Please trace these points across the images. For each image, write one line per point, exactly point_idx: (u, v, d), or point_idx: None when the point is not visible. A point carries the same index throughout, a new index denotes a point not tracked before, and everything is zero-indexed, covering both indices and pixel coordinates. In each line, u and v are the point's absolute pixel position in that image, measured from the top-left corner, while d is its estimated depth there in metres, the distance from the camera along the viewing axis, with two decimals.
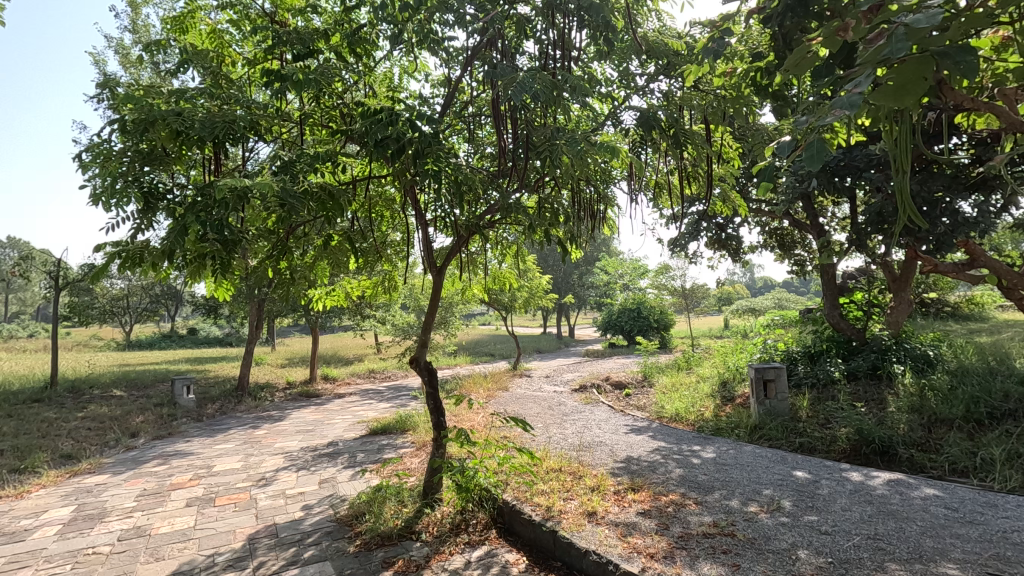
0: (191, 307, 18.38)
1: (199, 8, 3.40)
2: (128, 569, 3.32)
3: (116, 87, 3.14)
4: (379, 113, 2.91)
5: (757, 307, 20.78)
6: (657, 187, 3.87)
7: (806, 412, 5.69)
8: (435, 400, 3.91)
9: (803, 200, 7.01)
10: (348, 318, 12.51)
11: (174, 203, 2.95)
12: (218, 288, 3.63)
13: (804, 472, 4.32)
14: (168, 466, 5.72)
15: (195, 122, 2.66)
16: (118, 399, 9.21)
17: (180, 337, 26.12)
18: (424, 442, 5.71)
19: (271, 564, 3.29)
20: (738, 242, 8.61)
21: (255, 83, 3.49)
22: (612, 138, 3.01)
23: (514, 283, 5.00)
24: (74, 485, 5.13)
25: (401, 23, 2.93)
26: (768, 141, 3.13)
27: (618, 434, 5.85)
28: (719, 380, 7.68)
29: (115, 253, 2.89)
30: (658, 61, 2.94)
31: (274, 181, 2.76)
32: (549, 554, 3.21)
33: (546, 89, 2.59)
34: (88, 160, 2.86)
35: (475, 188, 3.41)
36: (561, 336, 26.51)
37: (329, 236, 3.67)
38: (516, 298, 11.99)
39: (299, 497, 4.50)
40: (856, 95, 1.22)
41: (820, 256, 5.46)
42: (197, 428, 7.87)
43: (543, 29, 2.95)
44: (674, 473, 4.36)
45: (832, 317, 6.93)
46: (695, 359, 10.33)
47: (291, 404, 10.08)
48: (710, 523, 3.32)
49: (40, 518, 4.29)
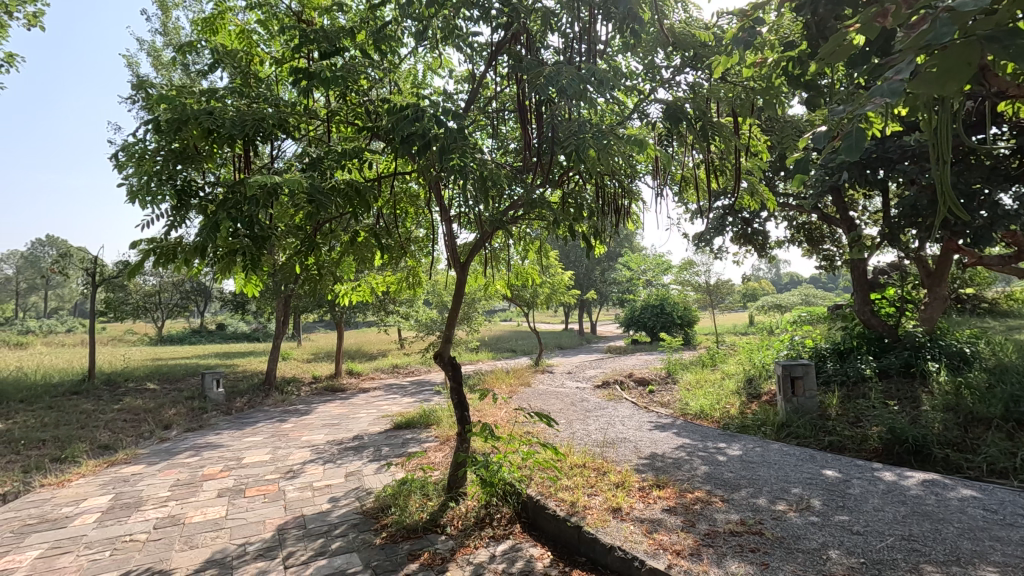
0: (219, 303, 18.76)
1: (228, 9, 3.47)
2: (164, 556, 3.43)
3: (150, 89, 3.23)
4: (406, 109, 2.94)
5: (784, 303, 20.43)
6: (683, 182, 3.82)
7: (836, 410, 5.57)
8: (459, 395, 3.93)
9: (833, 193, 6.84)
10: (371, 314, 12.67)
11: (206, 200, 3.02)
12: (247, 284, 3.70)
13: (834, 471, 4.23)
14: (200, 457, 5.87)
15: (226, 120, 2.72)
16: (151, 392, 9.49)
17: (210, 333, 26.83)
18: (448, 437, 5.75)
19: (300, 554, 3.35)
20: (764, 237, 8.47)
21: (282, 82, 3.54)
22: (638, 131, 2.99)
23: (536, 279, 4.99)
24: (111, 475, 5.31)
25: (426, 19, 2.94)
26: (798, 134, 3.05)
27: (642, 431, 5.81)
28: (744, 377, 7.58)
29: (149, 250, 2.97)
30: (685, 52, 2.91)
31: (303, 177, 2.81)
32: (574, 549, 3.21)
33: (575, 81, 2.57)
34: (124, 160, 2.96)
35: (500, 183, 3.40)
36: (583, 332, 26.39)
37: (355, 232, 3.71)
38: (538, 295, 11.97)
39: (326, 490, 4.58)
40: (897, 83, 1.19)
41: (851, 250, 5.32)
42: (227, 421, 8.07)
43: (568, 23, 2.93)
44: (699, 470, 4.32)
45: (862, 313, 6.83)
46: (719, 356, 10.21)
47: (317, 398, 10.27)
48: (738, 521, 3.28)
49: (80, 505, 4.45)
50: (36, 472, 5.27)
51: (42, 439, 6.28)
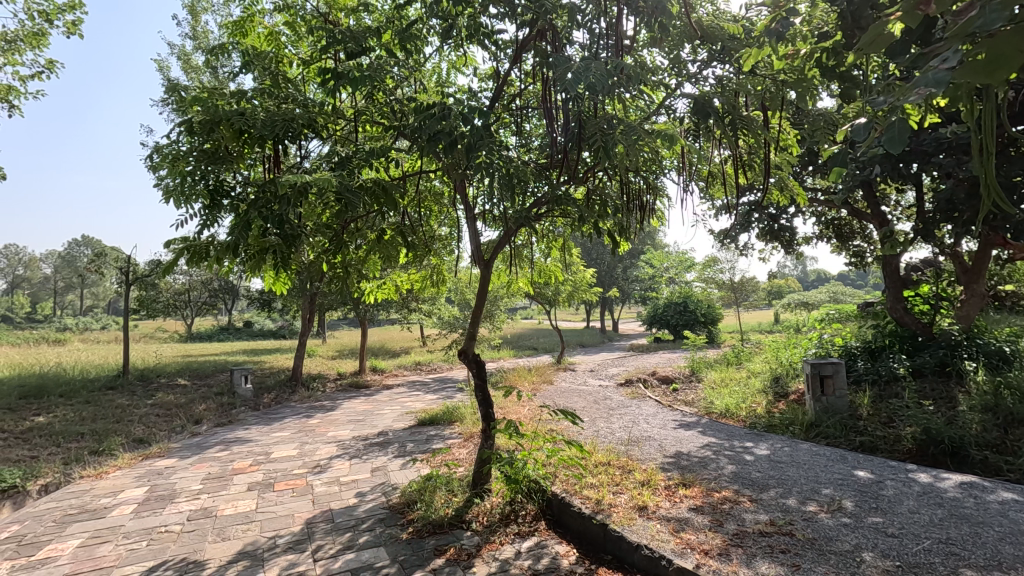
0: (246, 301, 19.13)
1: (257, 12, 3.52)
2: (198, 547, 3.52)
3: (183, 91, 3.30)
4: (432, 107, 2.98)
5: (811, 301, 20.11)
6: (710, 177, 3.77)
7: (867, 410, 5.43)
8: (483, 391, 3.94)
9: (864, 187, 6.67)
10: (395, 311, 12.81)
11: (237, 200, 3.09)
12: (276, 283, 3.77)
13: (866, 472, 4.15)
14: (230, 452, 6.00)
15: (257, 121, 2.79)
16: (182, 388, 9.74)
17: (238, 330, 27.41)
18: (472, 434, 5.79)
19: (329, 547, 3.41)
20: (792, 233, 8.31)
21: (310, 82, 3.60)
22: (665, 127, 2.96)
23: (560, 277, 4.99)
24: (146, 468, 5.47)
25: (452, 17, 2.96)
26: (830, 129, 3.00)
27: (666, 429, 5.75)
28: (771, 375, 7.45)
29: (182, 249, 3.04)
30: (713, 46, 2.87)
31: (333, 176, 2.86)
32: (599, 547, 3.20)
33: (603, 77, 2.55)
34: (159, 162, 3.04)
35: (526, 180, 3.40)
36: (605, 330, 26.22)
37: (381, 230, 3.74)
38: (560, 292, 11.94)
39: (352, 485, 4.65)
40: (943, 72, 1.16)
41: (884, 247, 5.17)
42: (255, 416, 8.25)
43: (595, 19, 2.91)
44: (726, 469, 4.26)
45: (895, 311, 6.66)
46: (745, 354, 10.04)
47: (341, 394, 10.41)
48: (767, 522, 3.23)
49: (117, 497, 4.59)
50: (76, 464, 5.45)
51: (81, 433, 6.49)
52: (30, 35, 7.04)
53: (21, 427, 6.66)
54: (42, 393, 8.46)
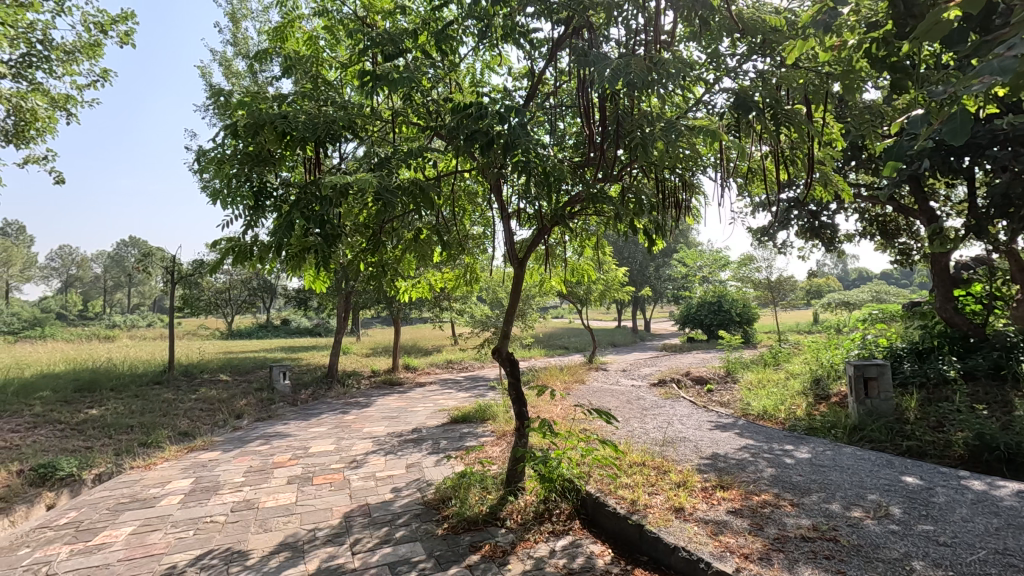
0: (283, 300, 19.63)
1: (296, 18, 3.63)
2: (242, 537, 3.64)
3: (226, 96, 3.40)
4: (468, 107, 3.00)
5: (852, 301, 19.49)
6: (750, 174, 3.68)
7: (914, 414, 5.23)
8: (516, 390, 3.95)
9: (912, 181, 6.41)
10: (428, 310, 12.96)
11: (280, 201, 3.18)
12: (316, 282, 3.87)
13: (914, 478, 4.00)
14: (270, 446, 6.18)
15: (299, 123, 2.86)
16: (224, 383, 10.08)
17: (275, 327, 28.14)
18: (504, 432, 5.81)
19: (366, 541, 3.47)
20: (833, 231, 8.06)
21: (348, 85, 3.67)
22: (704, 122, 2.91)
23: (593, 275, 4.97)
24: (191, 460, 5.68)
25: (488, 18, 2.99)
26: (877, 124, 2.90)
27: (702, 430, 5.67)
28: (811, 377, 7.23)
29: (228, 250, 3.15)
30: (753, 39, 2.81)
31: (372, 176, 2.92)
32: (635, 548, 3.18)
33: (642, 73, 2.52)
34: (206, 166, 3.17)
35: (562, 178, 3.38)
36: (637, 329, 25.92)
37: (418, 230, 3.79)
38: (592, 292, 11.87)
39: (388, 480, 4.73)
40: (1009, 59, 1.11)
41: (933, 244, 4.98)
42: (293, 411, 8.46)
43: (632, 15, 2.88)
44: (765, 472, 4.16)
45: (944, 310, 6.40)
46: (783, 355, 9.79)
47: (376, 391, 10.59)
48: (810, 527, 3.14)
49: (165, 487, 4.79)
50: (127, 455, 5.71)
51: (131, 425, 6.79)
52: (86, 46, 7.38)
53: (77, 419, 7.01)
54: (95, 387, 8.88)
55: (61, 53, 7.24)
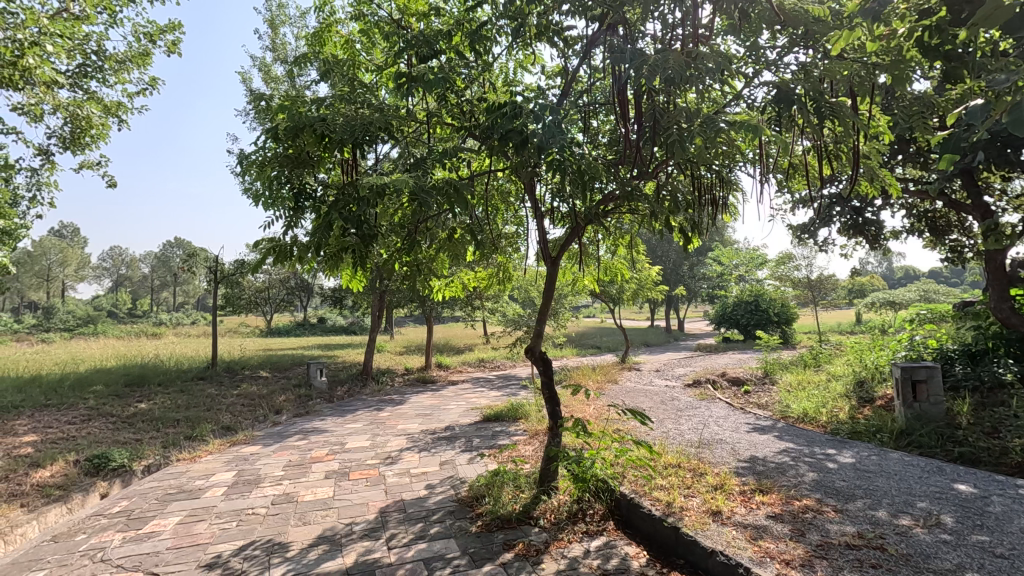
0: (320, 298, 20.09)
1: (334, 22, 3.70)
2: (282, 530, 3.75)
3: (266, 101, 3.50)
4: (503, 107, 3.01)
5: (898, 301, 18.73)
6: (791, 169, 3.58)
7: (967, 418, 4.99)
8: (550, 389, 3.94)
9: (964, 175, 6.12)
10: (460, 309, 13.06)
11: (319, 202, 3.26)
12: (352, 281, 3.94)
13: (967, 486, 3.82)
14: (308, 441, 6.34)
15: (338, 126, 2.91)
16: (264, 379, 10.40)
17: (312, 326, 28.81)
18: (536, 431, 5.81)
19: (401, 536, 3.52)
20: (879, 228, 7.76)
21: (383, 87, 3.72)
22: (743, 117, 2.84)
23: (627, 274, 4.92)
24: (234, 454, 5.87)
25: (522, 17, 2.99)
26: (928, 115, 2.77)
27: (739, 432, 5.55)
28: (854, 379, 6.99)
29: (269, 250, 3.24)
30: (795, 29, 2.72)
31: (408, 177, 2.95)
32: (671, 551, 3.13)
33: (681, 69, 2.47)
34: (248, 169, 3.27)
35: (596, 176, 3.36)
36: (671, 329, 25.53)
37: (452, 230, 3.82)
38: (625, 290, 11.74)
39: (422, 477, 4.79)
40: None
41: (989, 241, 4.73)
42: (329, 408, 8.66)
43: (669, 10, 2.83)
44: (806, 477, 4.04)
45: (1000, 311, 6.03)
46: (824, 356, 9.49)
47: (409, 389, 10.74)
48: (854, 534, 3.04)
49: (209, 479, 4.97)
50: (174, 447, 5.95)
51: (177, 419, 7.07)
52: (136, 55, 7.70)
53: (127, 412, 7.34)
54: (144, 382, 9.28)
55: (113, 62, 7.57)
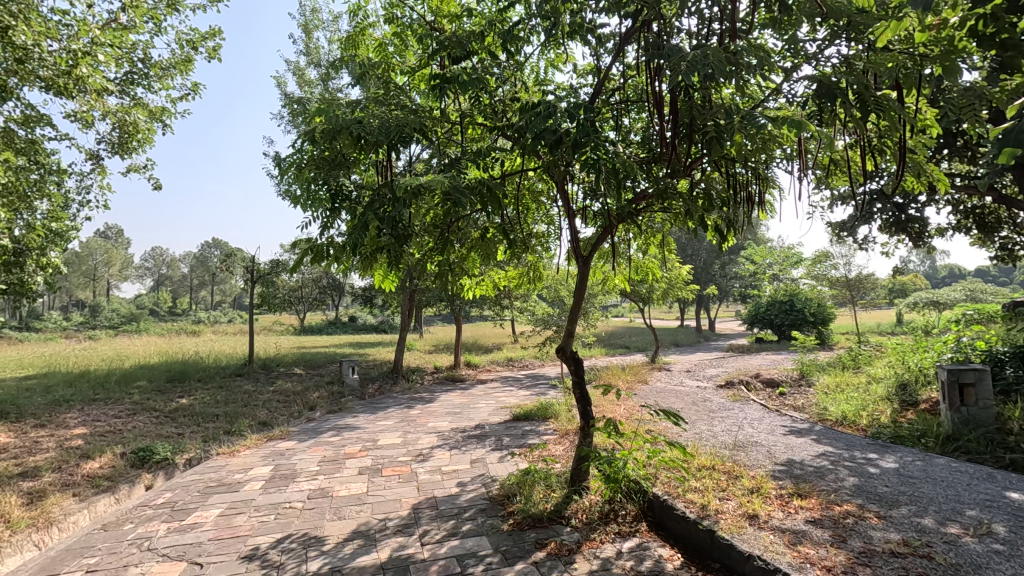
0: (351, 297, 20.45)
1: (368, 25, 3.76)
2: (318, 524, 3.83)
3: (302, 104, 3.57)
4: (537, 106, 2.99)
5: (942, 300, 17.95)
6: (831, 165, 3.48)
7: (1018, 424, 4.77)
8: (581, 389, 3.92)
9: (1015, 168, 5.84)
10: (489, 308, 13.11)
11: (354, 202, 3.30)
12: (385, 280, 3.99)
13: (1020, 494, 3.65)
14: (341, 437, 6.46)
15: (373, 128, 2.95)
16: (298, 376, 10.62)
17: (344, 324, 29.33)
18: (567, 430, 5.78)
19: (434, 533, 3.56)
20: (922, 225, 7.50)
21: (415, 88, 3.75)
22: (784, 112, 2.77)
23: (658, 273, 4.86)
24: (270, 448, 6.03)
25: (556, 16, 2.98)
26: (980, 107, 2.66)
27: (775, 434, 5.44)
28: (896, 381, 6.76)
29: (306, 250, 3.30)
30: (837, 22, 2.65)
31: (442, 177, 2.96)
32: (706, 555, 3.07)
33: (720, 64, 2.41)
34: (285, 171, 3.34)
35: (629, 174, 3.31)
36: (702, 329, 25.11)
37: (484, 229, 3.84)
38: (655, 290, 11.60)
39: (454, 474, 4.83)
40: None
41: None
42: (361, 405, 8.81)
43: (707, 5, 2.78)
44: (847, 481, 3.93)
45: None
46: (864, 358, 9.18)
47: (439, 387, 10.83)
48: (899, 541, 2.94)
49: (248, 473, 5.11)
50: (213, 442, 6.13)
51: (216, 414, 7.29)
52: (179, 61, 7.96)
53: (170, 407, 7.60)
54: (185, 378, 9.59)
55: (158, 69, 7.84)
